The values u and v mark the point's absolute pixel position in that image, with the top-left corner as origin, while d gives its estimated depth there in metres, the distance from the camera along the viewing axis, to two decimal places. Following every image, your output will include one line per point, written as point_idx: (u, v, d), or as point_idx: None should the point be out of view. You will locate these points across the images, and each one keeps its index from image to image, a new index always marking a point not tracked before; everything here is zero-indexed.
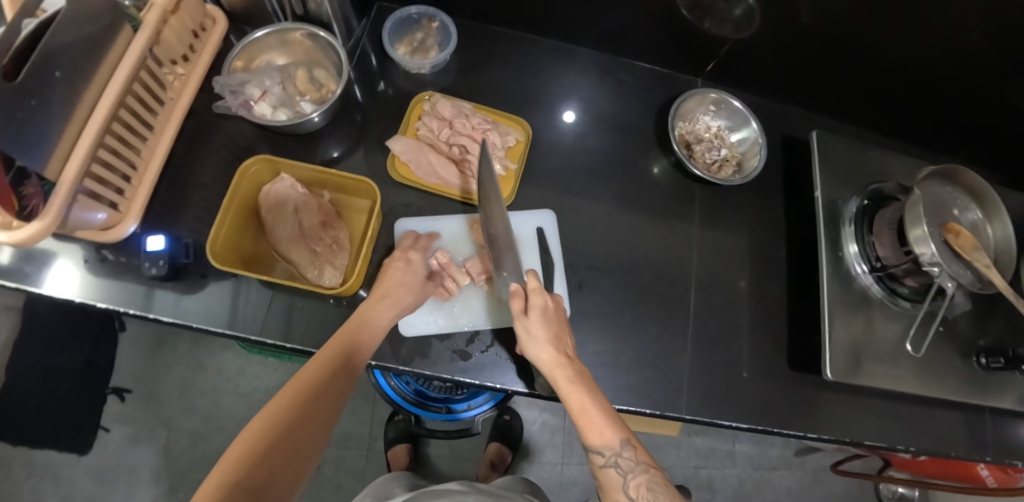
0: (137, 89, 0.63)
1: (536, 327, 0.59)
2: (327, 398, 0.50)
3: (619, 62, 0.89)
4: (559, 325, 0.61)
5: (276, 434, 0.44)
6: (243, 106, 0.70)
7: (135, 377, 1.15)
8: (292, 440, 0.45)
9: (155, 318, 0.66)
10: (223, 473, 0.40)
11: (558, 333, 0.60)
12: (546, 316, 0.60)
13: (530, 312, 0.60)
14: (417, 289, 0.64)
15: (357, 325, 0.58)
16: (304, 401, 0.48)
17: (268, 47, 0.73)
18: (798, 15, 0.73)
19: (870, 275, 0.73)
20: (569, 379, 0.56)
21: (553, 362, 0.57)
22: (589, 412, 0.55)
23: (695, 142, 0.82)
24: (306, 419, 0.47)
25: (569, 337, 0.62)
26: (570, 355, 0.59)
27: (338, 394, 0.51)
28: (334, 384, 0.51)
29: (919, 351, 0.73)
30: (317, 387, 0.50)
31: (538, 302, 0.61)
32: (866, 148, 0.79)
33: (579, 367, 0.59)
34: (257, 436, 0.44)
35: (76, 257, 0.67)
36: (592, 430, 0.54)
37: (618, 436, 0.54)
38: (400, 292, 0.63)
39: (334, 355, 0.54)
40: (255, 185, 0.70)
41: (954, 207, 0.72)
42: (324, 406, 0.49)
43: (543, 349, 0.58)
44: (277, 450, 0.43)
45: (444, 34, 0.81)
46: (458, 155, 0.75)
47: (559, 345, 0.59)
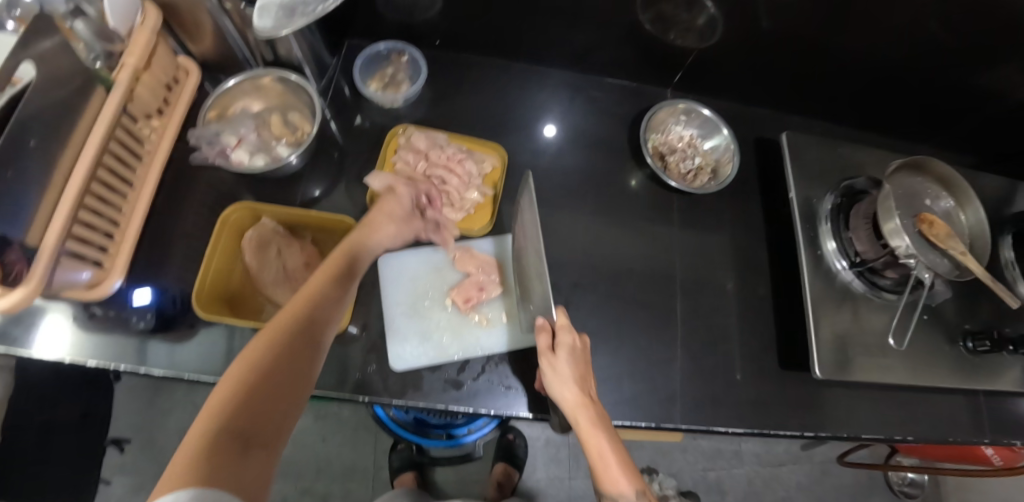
0: (114, 147, 0.64)
1: (563, 366, 0.59)
2: (305, 339, 0.48)
3: (588, 78, 0.90)
4: (584, 367, 0.62)
5: (255, 376, 0.43)
6: (220, 155, 0.71)
7: (135, 427, 1.16)
8: (272, 380, 0.44)
9: (147, 372, 0.65)
10: (218, 410, 0.40)
11: (582, 375, 0.60)
12: (573, 355, 0.61)
13: (557, 349, 0.61)
14: (401, 219, 0.67)
15: (332, 267, 0.57)
16: (280, 343, 0.46)
17: (241, 94, 0.74)
18: (758, 20, 0.75)
19: (851, 271, 0.74)
20: (590, 421, 0.56)
21: (577, 401, 0.57)
22: (607, 460, 0.54)
23: (669, 153, 0.84)
24: (285, 359, 0.46)
25: (591, 381, 0.62)
26: (593, 399, 0.59)
27: (317, 333, 0.50)
28: (311, 324, 0.50)
29: (902, 345, 0.73)
30: (293, 327, 0.48)
31: (566, 340, 0.61)
32: (836, 145, 0.80)
33: (601, 413, 0.58)
34: (235, 382, 0.42)
35: (64, 319, 0.67)
36: (607, 475, 0.54)
37: (631, 488, 0.53)
38: (383, 220, 0.65)
39: (309, 297, 0.52)
40: (237, 233, 0.72)
41: (925, 197, 0.73)
42: (304, 346, 0.48)
43: (569, 389, 0.58)
44: (258, 391, 0.42)
45: (414, 68, 0.83)
46: (436, 186, 0.75)
47: (584, 387, 0.59)
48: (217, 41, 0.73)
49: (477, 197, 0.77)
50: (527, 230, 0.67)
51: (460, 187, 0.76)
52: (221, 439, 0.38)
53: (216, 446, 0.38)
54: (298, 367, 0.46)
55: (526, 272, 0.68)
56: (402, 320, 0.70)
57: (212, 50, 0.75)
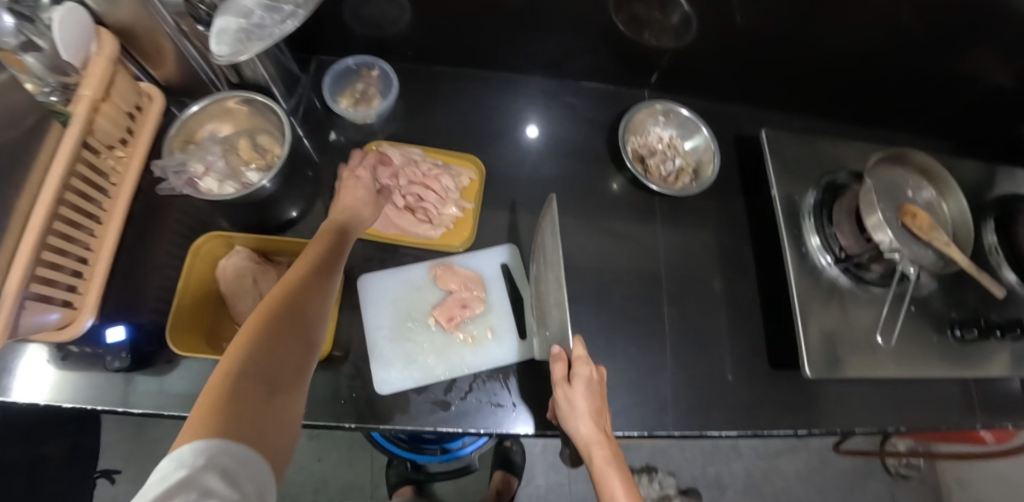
0: (76, 183, 0.61)
1: (580, 400, 0.58)
2: (312, 299, 0.50)
3: (565, 83, 0.89)
4: (601, 400, 0.60)
5: (269, 331, 0.45)
6: (188, 184, 0.69)
7: (126, 457, 1.15)
8: (286, 334, 0.46)
9: (125, 411, 0.64)
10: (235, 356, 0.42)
11: (599, 408, 0.59)
12: (590, 388, 0.59)
13: (573, 380, 0.59)
14: (373, 203, 0.65)
15: (327, 237, 0.59)
16: (290, 302, 0.48)
17: (208, 119, 0.72)
18: (732, 17, 0.74)
19: (836, 267, 0.73)
20: (605, 460, 0.56)
21: (592, 437, 0.57)
22: (618, 500, 0.54)
23: (649, 155, 0.82)
24: (295, 317, 0.48)
25: (606, 411, 0.61)
26: (607, 433, 0.58)
27: (322, 293, 0.52)
28: (316, 285, 0.52)
29: (890, 342, 0.72)
30: (300, 288, 0.50)
31: (583, 372, 0.59)
32: (817, 140, 0.80)
33: (615, 447, 0.58)
34: (250, 333, 0.44)
35: (39, 360, 0.65)
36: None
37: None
38: (357, 207, 0.63)
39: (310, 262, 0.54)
40: (210, 263, 0.69)
41: (907, 188, 0.73)
42: (311, 305, 0.50)
43: (585, 424, 0.57)
44: (274, 344, 0.45)
45: (384, 82, 0.81)
46: (412, 203, 0.73)
47: (600, 421, 0.58)
48: (180, 65, 0.71)
49: (456, 212, 0.75)
50: (547, 258, 0.66)
51: (437, 202, 0.74)
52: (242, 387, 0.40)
53: (230, 392, 0.40)
54: (308, 324, 0.49)
55: (543, 297, 0.67)
56: (384, 343, 0.69)
57: (176, 74, 0.73)
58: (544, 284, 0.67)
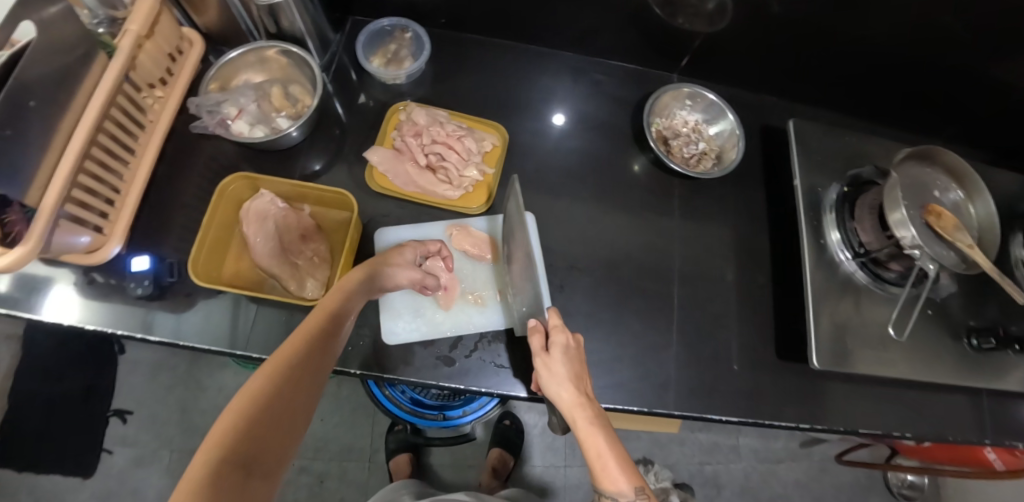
0: (115, 114, 0.63)
1: (559, 366, 0.57)
2: (317, 362, 0.46)
3: (593, 62, 0.89)
4: (582, 367, 0.60)
5: (280, 392, 0.40)
6: (220, 125, 0.71)
7: (138, 400, 1.18)
8: (295, 394, 0.41)
9: (144, 337, 0.66)
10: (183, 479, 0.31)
11: (578, 374, 0.59)
12: (567, 355, 0.59)
13: (551, 348, 0.59)
14: (409, 271, 0.66)
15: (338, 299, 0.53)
16: (301, 360, 0.44)
17: (244, 68, 0.75)
18: (768, 6, 0.74)
19: (854, 262, 0.72)
20: (588, 421, 0.54)
21: (573, 401, 0.55)
22: (606, 459, 0.51)
23: (673, 137, 0.82)
24: (306, 380, 0.43)
25: (586, 379, 0.60)
26: (589, 398, 0.57)
27: (329, 352, 0.48)
28: (326, 344, 0.48)
29: (902, 335, 0.71)
30: (312, 345, 0.46)
31: (560, 340, 0.59)
32: (844, 134, 0.79)
33: (601, 413, 0.56)
34: (242, 410, 0.37)
35: (68, 282, 0.67)
36: (605, 476, 0.51)
37: (630, 486, 0.50)
38: (400, 270, 0.64)
39: (329, 317, 0.50)
40: (234, 203, 0.71)
41: (934, 188, 0.71)
42: (321, 361, 0.47)
43: (565, 388, 0.56)
44: (282, 408, 0.39)
45: (417, 45, 0.83)
46: (434, 162, 0.75)
47: (580, 386, 0.57)
48: (221, 12, 0.72)
49: (475, 175, 0.76)
50: (516, 229, 0.67)
51: (458, 163, 0.75)
52: (228, 465, 0.34)
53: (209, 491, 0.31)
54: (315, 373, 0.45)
55: (518, 269, 0.68)
56: (396, 296, 0.70)
57: (216, 21, 0.74)
58: (517, 254, 0.68)
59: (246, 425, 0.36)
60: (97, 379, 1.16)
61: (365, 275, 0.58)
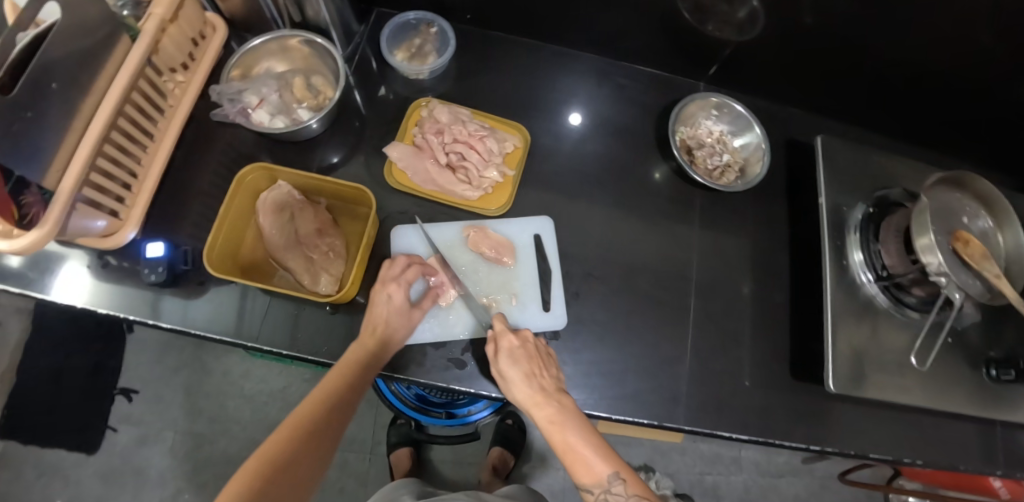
0: (136, 98, 0.62)
1: (507, 369, 0.60)
2: (325, 432, 0.55)
3: (619, 66, 0.88)
4: (537, 361, 0.61)
5: (269, 471, 0.50)
6: (241, 113, 0.70)
7: (145, 379, 1.18)
8: (287, 472, 0.51)
9: (155, 324, 0.66)
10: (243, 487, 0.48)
11: (533, 369, 0.60)
12: (513, 357, 0.61)
13: (499, 354, 0.62)
14: (407, 321, 0.62)
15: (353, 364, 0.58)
16: (296, 443, 0.52)
17: (266, 56, 0.74)
18: (803, 18, 0.72)
19: (876, 284, 0.71)
20: (549, 417, 0.58)
21: (529, 399, 0.59)
22: (576, 451, 0.57)
23: (697, 147, 0.81)
24: (297, 456, 0.52)
25: (548, 368, 0.62)
26: (547, 391, 0.59)
27: (332, 431, 0.55)
28: (327, 424, 0.55)
29: (923, 365, 0.70)
30: (310, 430, 0.54)
31: (506, 344, 0.62)
32: (873, 153, 0.77)
33: (563, 404, 0.59)
34: (252, 473, 0.49)
35: (81, 264, 0.67)
36: (582, 467, 0.57)
37: (606, 471, 0.56)
38: (390, 331, 0.60)
39: (346, 385, 0.57)
40: (251, 193, 0.71)
41: (962, 215, 0.69)
42: (330, 430, 0.55)
43: (519, 388, 0.59)
44: (274, 481, 0.49)
45: (442, 40, 0.82)
46: (455, 162, 0.74)
47: (535, 382, 0.60)
48: None
49: (496, 176, 0.75)
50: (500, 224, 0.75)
51: (479, 163, 0.74)
52: None
53: None
54: (322, 442, 0.54)
55: (506, 265, 0.73)
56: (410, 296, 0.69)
57: (240, 8, 0.73)
58: (505, 248, 0.73)
59: (260, 482, 0.49)
60: (104, 356, 1.17)
61: (371, 346, 0.59)
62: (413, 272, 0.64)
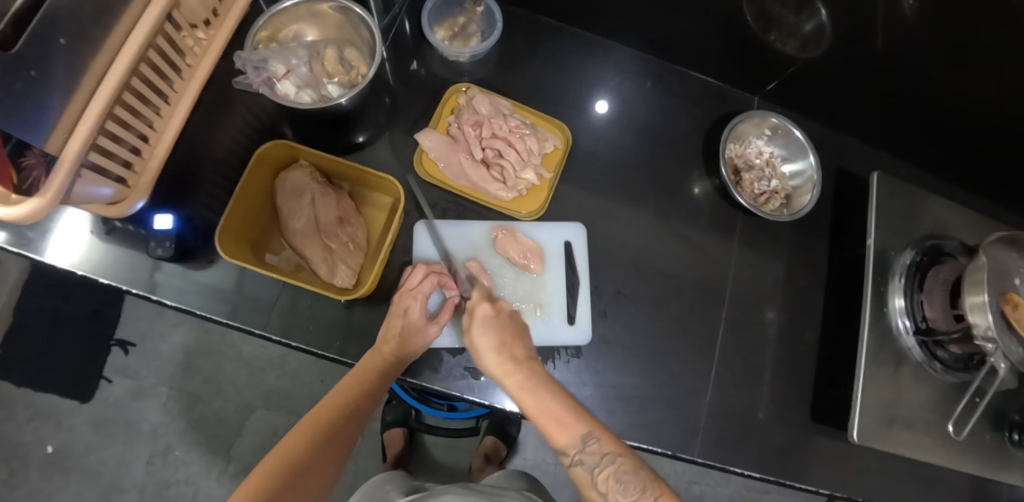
0: (152, 57, 0.54)
1: (479, 338, 0.58)
2: (340, 436, 0.55)
3: (670, 69, 0.82)
4: (510, 330, 0.59)
5: (289, 471, 0.50)
6: (266, 84, 0.64)
7: (142, 333, 1.15)
8: (304, 473, 0.51)
9: (158, 300, 0.62)
10: (260, 483, 0.49)
11: (504, 338, 0.58)
12: (486, 325, 0.59)
13: (472, 325, 0.59)
14: (421, 332, 0.58)
15: (371, 371, 0.57)
16: (314, 445, 0.53)
17: (295, 19, 0.67)
18: (874, 40, 0.66)
19: (913, 337, 0.68)
20: (518, 385, 0.55)
21: (500, 366, 0.56)
22: (547, 412, 0.52)
23: (745, 168, 0.77)
24: (313, 460, 0.52)
25: (521, 338, 0.59)
26: (520, 359, 0.56)
27: (348, 433, 0.56)
28: (344, 429, 0.55)
29: (960, 434, 0.68)
30: (328, 432, 0.54)
31: (480, 312, 0.60)
32: (926, 197, 0.73)
33: (535, 369, 0.56)
34: (269, 474, 0.49)
35: (83, 228, 0.63)
36: (556, 429, 0.52)
37: (581, 429, 0.51)
38: (403, 347, 0.57)
39: (361, 393, 0.56)
40: (269, 169, 0.66)
41: (1016, 275, 0.64)
42: (344, 435, 0.56)
43: (487, 357, 0.57)
44: (292, 482, 0.50)
45: (487, 21, 0.76)
46: (491, 158, 0.72)
47: (506, 351, 0.57)
48: None
49: (532, 178, 0.72)
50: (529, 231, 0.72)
51: (516, 164, 0.72)
52: None
53: None
54: (338, 446, 0.55)
55: (535, 273, 0.70)
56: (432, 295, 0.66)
57: None
58: (536, 258, 0.70)
59: (276, 484, 0.49)
60: (102, 305, 1.14)
61: (389, 357, 0.57)
62: (430, 283, 0.61)
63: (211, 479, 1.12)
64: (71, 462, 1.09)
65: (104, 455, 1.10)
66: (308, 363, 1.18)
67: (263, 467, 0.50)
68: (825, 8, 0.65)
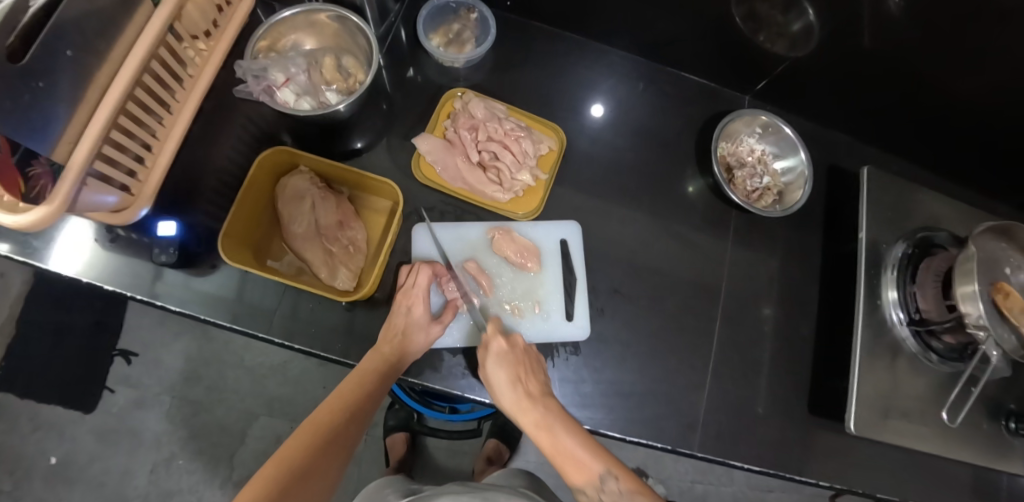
0: (155, 67, 0.55)
1: (494, 373, 0.58)
2: (340, 440, 0.55)
3: (662, 70, 0.84)
4: (524, 365, 0.59)
5: (291, 474, 0.50)
6: (265, 92, 0.66)
7: (145, 342, 1.16)
8: (305, 477, 0.50)
9: (162, 306, 0.63)
10: (261, 487, 0.48)
11: (519, 374, 0.58)
12: (501, 360, 0.59)
13: (486, 358, 0.59)
14: (421, 331, 0.60)
15: (371, 372, 0.58)
16: (314, 447, 0.53)
17: (293, 29, 0.69)
18: (861, 38, 0.67)
19: (907, 327, 0.69)
20: (535, 423, 0.55)
21: (516, 404, 0.56)
22: (564, 451, 0.53)
23: (737, 166, 0.78)
24: (315, 463, 0.52)
25: (535, 373, 0.59)
26: (534, 395, 0.57)
27: (349, 438, 0.56)
28: (344, 433, 0.56)
29: (954, 421, 0.69)
30: (330, 435, 0.54)
31: (493, 345, 0.60)
32: (916, 191, 0.75)
33: (550, 405, 0.57)
34: (271, 478, 0.49)
35: (88, 236, 0.64)
36: (573, 466, 0.53)
37: (599, 467, 0.53)
38: (404, 344, 0.59)
39: (361, 395, 0.57)
40: (271, 175, 0.68)
41: (1006, 264, 0.66)
42: (344, 439, 0.55)
43: (504, 395, 0.57)
44: (294, 485, 0.49)
45: (481, 28, 0.78)
46: (487, 160, 0.73)
47: (521, 387, 0.57)
48: None
49: (528, 179, 0.73)
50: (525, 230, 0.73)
51: (512, 165, 0.73)
52: None
53: None
54: (339, 449, 0.55)
55: (532, 272, 0.71)
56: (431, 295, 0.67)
57: None
58: (533, 257, 0.71)
59: (278, 487, 0.48)
60: (105, 315, 1.15)
61: (389, 356, 0.59)
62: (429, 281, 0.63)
63: (215, 487, 1.12)
64: (75, 472, 1.10)
65: (107, 464, 1.11)
66: (310, 370, 1.19)
67: (265, 472, 0.50)
68: (811, 8, 0.67)
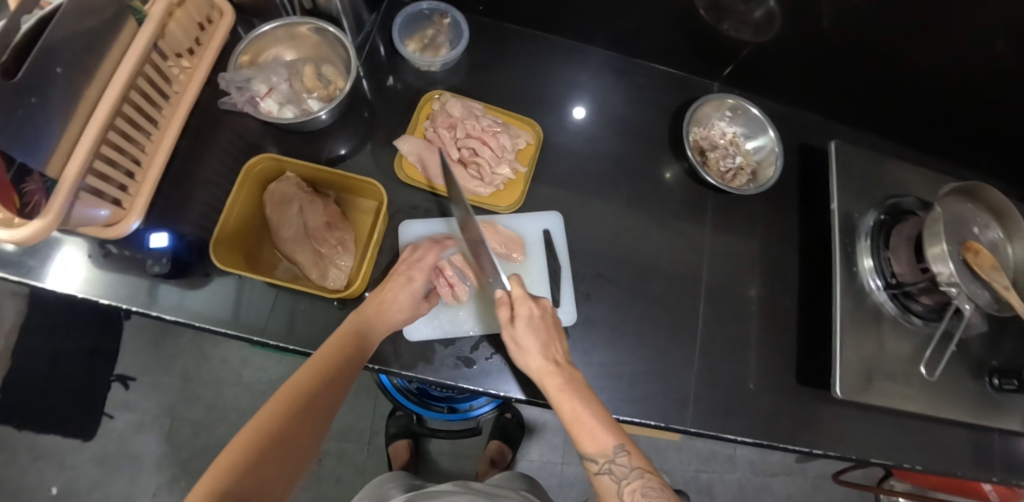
0: (142, 84, 0.58)
1: (525, 337, 0.60)
2: (320, 405, 0.53)
3: (632, 63, 0.87)
4: (552, 331, 0.62)
5: (267, 439, 0.48)
6: (249, 102, 0.69)
7: (142, 366, 1.16)
8: (282, 442, 0.48)
9: (157, 315, 0.64)
10: (236, 454, 0.46)
11: (549, 340, 0.61)
12: (532, 324, 0.61)
13: (515, 320, 0.61)
14: (411, 306, 0.63)
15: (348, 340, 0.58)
16: (292, 413, 0.50)
17: (273, 43, 0.72)
18: (819, 19, 0.70)
19: (885, 291, 0.71)
20: (559, 387, 0.58)
21: (543, 369, 0.59)
22: (582, 420, 0.56)
23: (710, 148, 0.81)
24: (293, 429, 0.49)
25: (561, 339, 0.62)
26: (560, 363, 0.60)
27: (329, 403, 0.54)
28: (325, 397, 0.53)
29: (933, 374, 0.70)
30: (308, 400, 0.52)
31: (523, 310, 0.62)
32: (883, 162, 0.77)
33: (572, 375, 0.59)
34: (246, 444, 0.47)
35: (80, 253, 0.65)
36: (588, 436, 0.55)
37: (612, 441, 0.55)
38: (392, 310, 0.62)
39: (339, 359, 0.56)
40: (258, 183, 0.70)
41: (974, 225, 0.68)
42: (324, 404, 0.53)
43: (533, 358, 0.59)
44: (271, 450, 0.47)
45: (455, 32, 0.81)
46: (466, 157, 0.76)
47: (549, 353, 0.60)
48: None
49: (508, 173, 0.76)
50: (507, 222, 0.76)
51: (491, 160, 0.75)
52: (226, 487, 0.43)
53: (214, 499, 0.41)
54: (319, 414, 0.52)
55: (518, 261, 0.73)
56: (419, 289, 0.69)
57: None
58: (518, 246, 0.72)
59: (253, 453, 0.46)
60: (100, 342, 1.15)
61: (362, 319, 0.60)
62: (432, 254, 0.66)
63: None
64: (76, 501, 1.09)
65: (109, 491, 1.10)
66: None
67: (240, 440, 0.47)
68: None
